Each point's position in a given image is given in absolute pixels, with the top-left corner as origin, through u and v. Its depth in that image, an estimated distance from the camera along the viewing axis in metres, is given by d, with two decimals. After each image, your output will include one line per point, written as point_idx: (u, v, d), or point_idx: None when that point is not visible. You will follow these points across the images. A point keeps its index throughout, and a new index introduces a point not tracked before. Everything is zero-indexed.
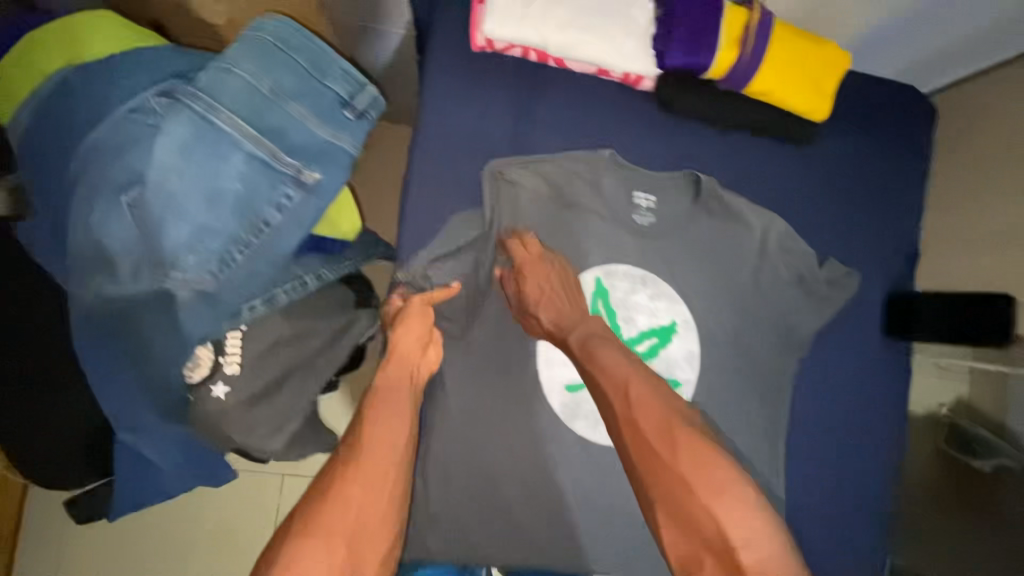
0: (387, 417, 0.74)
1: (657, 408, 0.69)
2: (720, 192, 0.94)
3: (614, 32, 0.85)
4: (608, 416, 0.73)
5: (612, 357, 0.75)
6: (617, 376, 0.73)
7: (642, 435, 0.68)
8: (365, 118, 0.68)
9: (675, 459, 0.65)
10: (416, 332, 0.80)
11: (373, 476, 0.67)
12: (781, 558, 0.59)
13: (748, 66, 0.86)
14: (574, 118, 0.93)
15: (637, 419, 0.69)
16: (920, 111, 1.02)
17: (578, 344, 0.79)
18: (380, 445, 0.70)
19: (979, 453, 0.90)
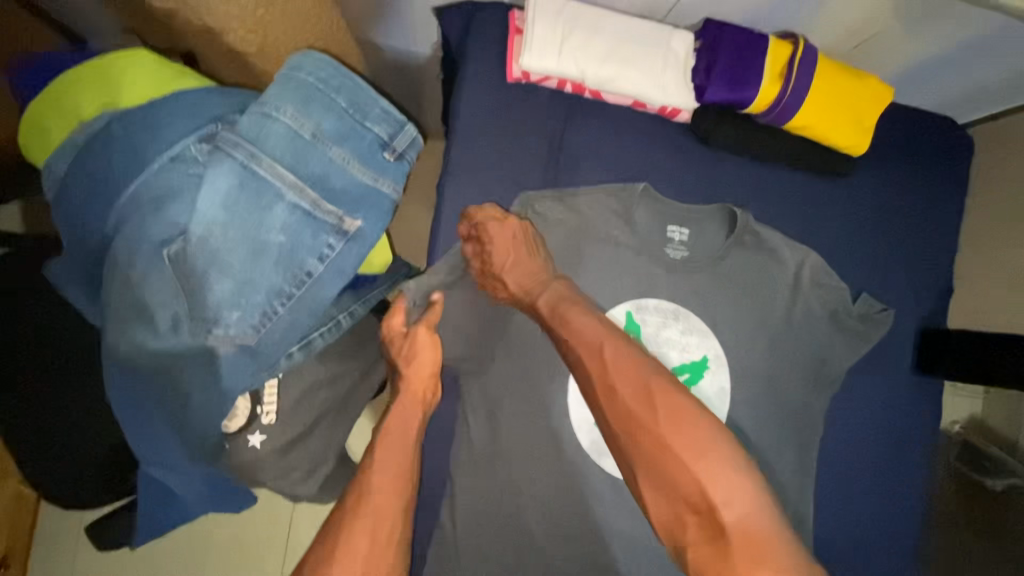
0: (382, 455, 0.69)
1: (631, 370, 0.65)
2: (755, 226, 0.92)
3: (653, 64, 0.83)
4: (582, 381, 0.69)
5: (582, 318, 0.72)
6: (590, 340, 0.69)
7: (617, 399, 0.64)
8: (404, 159, 0.67)
9: (652, 421, 0.61)
10: (425, 370, 0.75)
11: (372, 525, 0.61)
12: (768, 515, 0.57)
13: (791, 101, 0.84)
14: (608, 149, 0.92)
15: (614, 383, 0.65)
16: (956, 145, 1.00)
17: (548, 308, 0.77)
18: (376, 487, 0.65)
19: (991, 471, 0.99)
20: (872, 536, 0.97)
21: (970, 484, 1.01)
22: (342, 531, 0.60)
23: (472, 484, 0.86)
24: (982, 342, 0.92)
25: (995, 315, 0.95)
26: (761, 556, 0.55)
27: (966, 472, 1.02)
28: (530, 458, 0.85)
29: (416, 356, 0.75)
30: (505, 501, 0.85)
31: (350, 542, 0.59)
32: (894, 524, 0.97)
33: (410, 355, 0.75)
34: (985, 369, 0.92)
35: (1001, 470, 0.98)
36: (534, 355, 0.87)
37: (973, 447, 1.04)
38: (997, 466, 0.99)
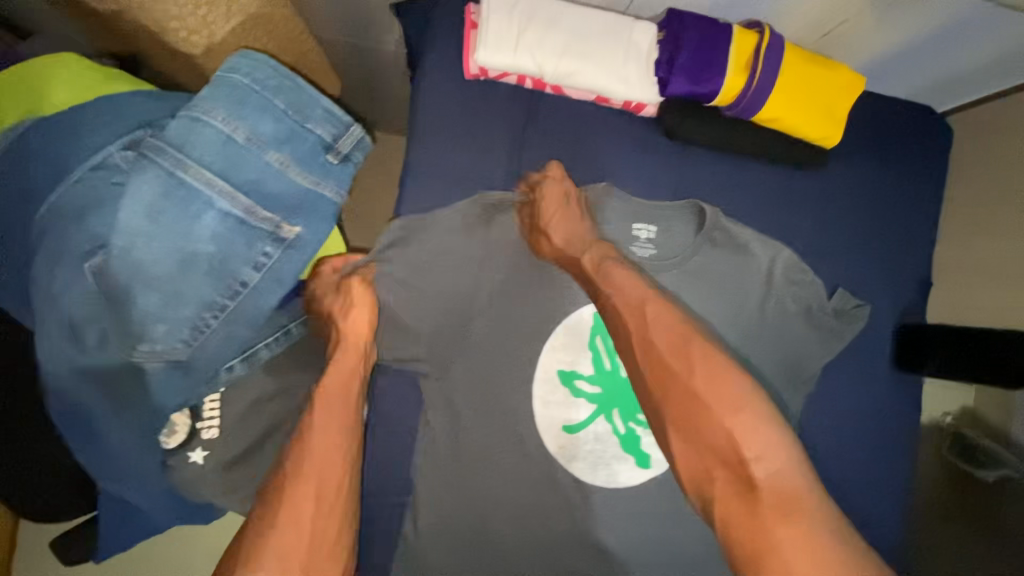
0: (319, 412, 0.67)
1: (672, 330, 0.70)
2: (726, 222, 0.90)
3: (615, 59, 0.81)
4: (618, 333, 0.73)
5: (619, 275, 0.76)
6: (628, 299, 0.73)
7: (656, 352, 0.69)
8: (349, 161, 0.65)
9: (689, 374, 0.66)
10: (355, 324, 0.71)
11: (308, 488, 0.62)
12: (797, 472, 0.60)
13: (757, 92, 0.81)
14: (571, 147, 0.89)
15: (653, 340, 0.70)
16: (933, 134, 0.98)
17: (592, 264, 0.79)
18: (312, 450, 0.65)
19: (983, 463, 0.93)
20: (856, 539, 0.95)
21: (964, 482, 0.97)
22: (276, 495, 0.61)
23: (438, 495, 0.84)
24: (968, 339, 0.88)
25: (976, 309, 0.93)
26: (791, 507, 0.58)
27: (961, 468, 0.97)
28: (499, 463, 0.84)
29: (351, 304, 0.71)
30: (473, 510, 0.83)
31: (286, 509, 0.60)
32: (877, 527, 0.95)
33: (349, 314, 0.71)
34: (966, 365, 0.88)
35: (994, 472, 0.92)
36: (501, 360, 0.85)
37: (962, 440, 0.98)
38: (986, 461, 0.92)
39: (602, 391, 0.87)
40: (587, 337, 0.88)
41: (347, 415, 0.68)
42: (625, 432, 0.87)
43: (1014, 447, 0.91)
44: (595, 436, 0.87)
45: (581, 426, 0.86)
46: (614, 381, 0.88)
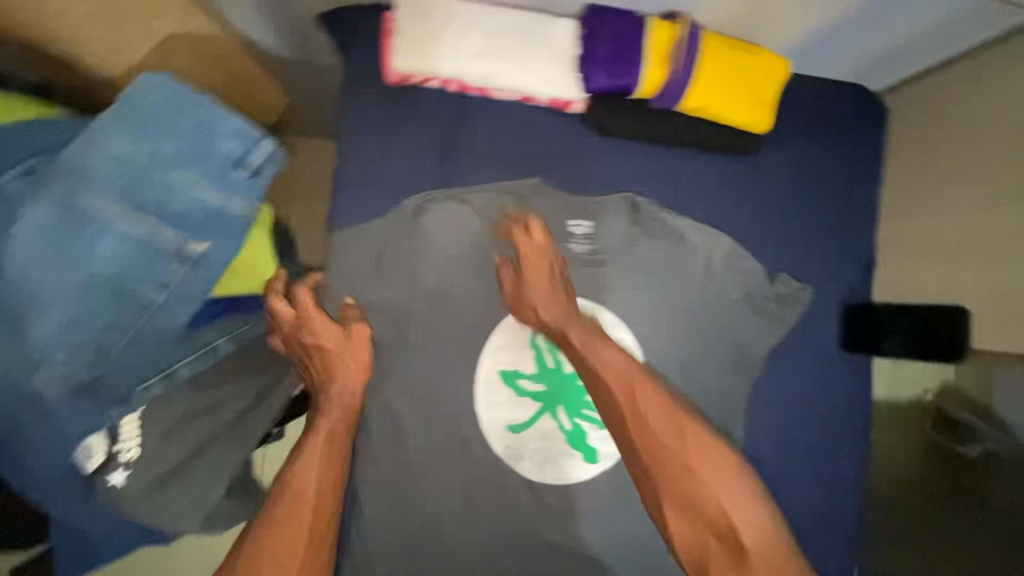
0: (310, 457, 0.73)
1: (662, 406, 0.69)
2: (658, 213, 0.91)
3: (536, 58, 0.80)
4: (609, 410, 0.71)
5: (607, 348, 0.74)
6: (615, 371, 0.72)
7: (648, 429, 0.67)
8: (260, 175, 0.65)
9: (683, 451, 0.65)
10: (351, 367, 0.79)
11: (298, 537, 0.66)
12: (786, 546, 0.62)
13: (677, 82, 0.81)
14: (503, 147, 0.88)
15: (646, 415, 0.68)
16: (868, 115, 0.99)
17: (581, 341, 0.75)
18: (304, 497, 0.69)
19: (965, 439, 0.86)
20: (810, 523, 0.95)
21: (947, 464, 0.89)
22: (264, 542, 0.64)
23: (386, 506, 0.83)
24: (920, 322, 0.87)
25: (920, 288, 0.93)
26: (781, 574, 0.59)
27: (943, 446, 0.90)
28: (445, 468, 0.84)
29: (349, 349, 0.79)
30: (419, 516, 0.84)
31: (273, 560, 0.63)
32: (830, 511, 0.96)
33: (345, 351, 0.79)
34: (917, 345, 0.88)
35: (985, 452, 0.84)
36: (441, 365, 0.85)
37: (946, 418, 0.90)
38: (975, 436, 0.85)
39: (546, 388, 0.88)
40: (528, 336, 0.88)
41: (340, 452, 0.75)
42: (571, 428, 0.88)
43: (1001, 424, 0.82)
44: (541, 433, 0.88)
45: (526, 425, 0.87)
46: (557, 378, 0.88)
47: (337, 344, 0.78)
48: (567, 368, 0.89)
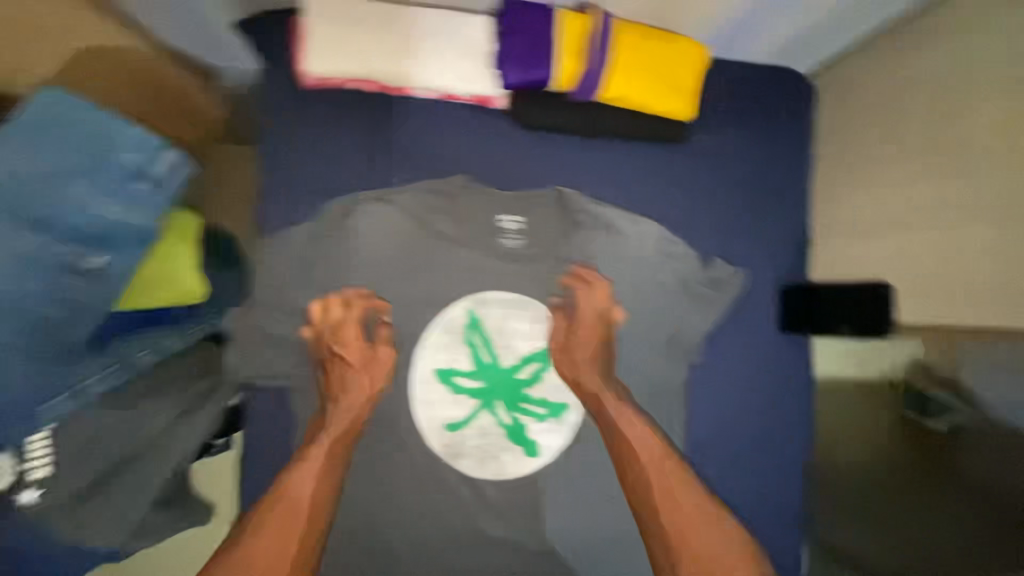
0: (308, 468, 0.77)
1: (682, 479, 0.79)
2: (586, 205, 0.92)
3: (450, 57, 0.82)
4: (631, 469, 0.81)
5: (640, 425, 0.84)
6: (646, 447, 0.81)
7: (668, 512, 0.77)
8: (163, 187, 0.64)
9: (692, 517, 0.76)
10: (366, 385, 0.81)
11: (284, 550, 0.72)
12: None
13: (592, 73, 0.81)
14: (426, 146, 0.88)
15: (672, 488, 0.78)
16: (794, 97, 1.00)
17: (615, 410, 0.85)
18: (297, 511, 0.74)
19: (932, 412, 0.75)
20: (759, 505, 0.97)
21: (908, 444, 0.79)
22: (253, 550, 0.70)
23: None
24: (855, 299, 0.85)
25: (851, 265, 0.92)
26: None
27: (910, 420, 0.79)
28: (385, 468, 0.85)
29: (369, 368, 0.82)
30: (361, 520, 0.84)
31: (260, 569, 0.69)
32: (779, 492, 0.97)
33: (350, 365, 0.81)
34: (846, 322, 0.86)
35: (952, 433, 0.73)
36: None
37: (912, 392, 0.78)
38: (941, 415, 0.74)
39: (483, 385, 0.88)
40: (464, 334, 0.88)
41: (334, 464, 0.79)
42: (510, 422, 0.89)
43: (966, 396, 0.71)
44: (481, 430, 0.88)
45: (464, 423, 0.87)
46: (494, 374, 0.89)
47: (360, 361, 0.82)
48: (504, 363, 0.89)
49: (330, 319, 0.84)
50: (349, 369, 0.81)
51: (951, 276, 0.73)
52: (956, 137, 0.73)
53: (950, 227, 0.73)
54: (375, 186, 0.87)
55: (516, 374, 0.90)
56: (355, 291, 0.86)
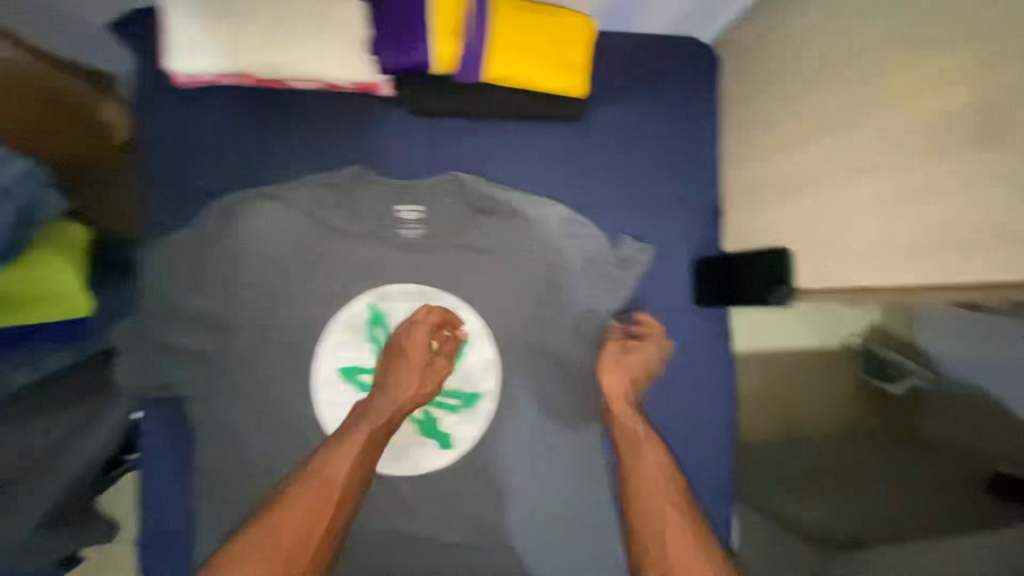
0: (349, 448, 0.73)
1: (686, 525, 0.75)
2: (485, 188, 0.90)
3: (324, 43, 0.77)
4: (641, 493, 0.79)
5: (650, 456, 0.82)
6: (649, 477, 0.80)
7: (664, 544, 0.74)
8: (10, 193, 0.60)
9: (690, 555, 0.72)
10: (416, 382, 0.80)
11: (311, 529, 0.67)
12: None
13: (471, 54, 0.80)
14: (312, 138, 0.85)
15: (660, 520, 0.76)
16: (694, 68, 0.99)
17: (640, 426, 0.85)
18: (329, 491, 0.70)
19: (893, 377, 0.98)
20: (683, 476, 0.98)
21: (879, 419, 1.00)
22: (280, 518, 0.67)
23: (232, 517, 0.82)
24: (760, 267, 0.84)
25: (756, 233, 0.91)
26: None
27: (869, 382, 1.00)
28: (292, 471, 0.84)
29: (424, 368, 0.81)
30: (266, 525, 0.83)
31: (287, 548, 0.65)
32: (702, 465, 0.98)
33: (398, 370, 0.81)
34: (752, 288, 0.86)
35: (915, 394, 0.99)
36: (275, 369, 0.84)
37: (872, 358, 0.99)
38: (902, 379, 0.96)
39: None
40: (366, 329, 0.87)
41: (370, 454, 0.74)
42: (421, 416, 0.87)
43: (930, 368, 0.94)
44: None
45: None
46: None
47: (421, 368, 0.81)
48: None
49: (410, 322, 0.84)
50: (398, 374, 0.80)
51: (830, 239, 0.73)
52: (834, 98, 0.72)
53: (831, 189, 0.73)
54: (263, 184, 0.84)
55: None
56: (426, 308, 0.85)
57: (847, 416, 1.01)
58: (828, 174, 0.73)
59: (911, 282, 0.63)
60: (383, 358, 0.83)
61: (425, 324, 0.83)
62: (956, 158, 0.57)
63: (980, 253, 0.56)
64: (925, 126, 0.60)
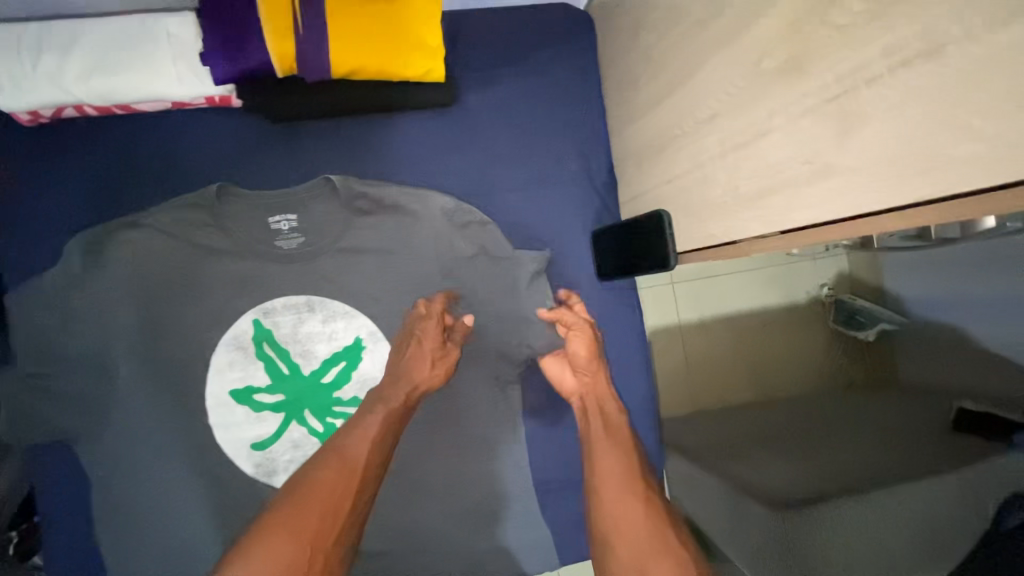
0: (366, 429, 0.76)
1: (633, 478, 0.77)
2: (362, 187, 0.87)
3: (153, 61, 0.75)
4: (598, 466, 0.79)
5: (616, 446, 0.81)
6: (614, 473, 0.78)
7: (626, 529, 0.72)
8: None
9: (645, 516, 0.73)
10: (427, 368, 0.82)
11: (336, 507, 0.69)
12: None
13: (310, 52, 0.76)
14: (174, 162, 0.84)
15: (605, 469, 0.78)
16: (571, 38, 0.95)
17: (594, 407, 0.85)
18: (350, 470, 0.72)
19: (862, 322, 1.24)
20: None
21: (859, 372, 1.31)
22: (315, 487, 0.70)
23: (136, 549, 0.82)
24: (647, 233, 0.78)
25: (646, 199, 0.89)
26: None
27: (848, 332, 1.28)
28: (195, 496, 0.83)
29: (438, 358, 0.84)
30: (171, 554, 0.82)
31: (315, 520, 0.67)
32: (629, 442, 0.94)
33: (412, 350, 0.83)
34: (643, 257, 0.80)
35: (890, 339, 1.29)
36: (160, 400, 0.82)
37: (842, 308, 1.28)
38: (874, 326, 1.22)
39: (286, 397, 0.85)
40: (254, 347, 0.85)
41: (387, 434, 0.77)
42: (323, 429, 0.85)
43: (889, 299, 1.25)
44: (293, 442, 0.85)
45: (272, 439, 0.84)
46: (295, 383, 0.85)
47: (434, 352, 0.83)
48: (306, 370, 0.86)
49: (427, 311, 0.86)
50: (415, 358, 0.82)
51: (693, 197, 0.70)
52: (678, 48, 0.68)
53: (685, 145, 0.70)
54: (128, 215, 0.83)
55: (321, 378, 0.86)
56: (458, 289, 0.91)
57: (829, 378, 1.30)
58: (683, 128, 0.69)
59: (755, 230, 0.59)
60: (398, 346, 0.85)
61: (433, 313, 0.85)
62: (766, 95, 0.53)
63: (800, 192, 0.51)
64: (743, 65, 0.56)
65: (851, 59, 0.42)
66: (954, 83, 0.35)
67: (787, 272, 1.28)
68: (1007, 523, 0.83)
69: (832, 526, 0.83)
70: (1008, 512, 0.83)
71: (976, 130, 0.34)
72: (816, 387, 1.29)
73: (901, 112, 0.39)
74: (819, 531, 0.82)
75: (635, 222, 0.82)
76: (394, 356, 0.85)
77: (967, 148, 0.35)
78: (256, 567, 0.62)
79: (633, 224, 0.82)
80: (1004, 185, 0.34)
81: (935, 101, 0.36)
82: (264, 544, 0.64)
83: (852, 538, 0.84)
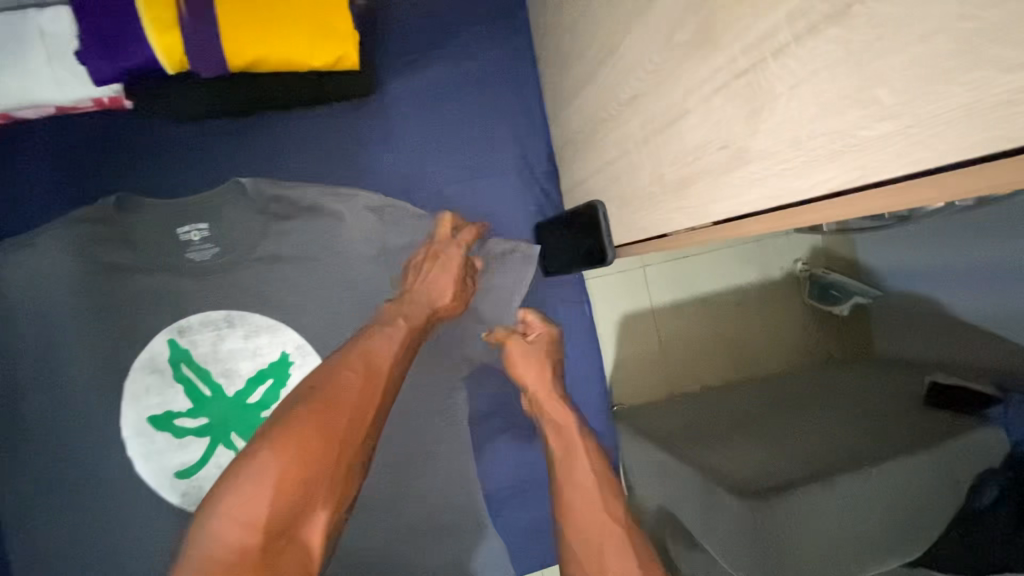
0: (388, 341, 0.73)
1: (601, 494, 0.77)
2: (275, 189, 0.81)
3: (28, 62, 0.68)
4: (567, 480, 0.79)
5: (583, 460, 0.80)
6: (582, 486, 0.78)
7: (590, 538, 0.73)
8: None
9: (608, 537, 0.73)
10: (448, 291, 0.81)
11: (365, 408, 0.67)
12: None
13: (199, 47, 0.68)
14: (70, 173, 0.78)
15: (574, 486, 0.78)
16: (501, 16, 0.89)
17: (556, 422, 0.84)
18: (376, 374, 0.69)
19: (840, 299, 1.19)
20: None
21: (837, 344, 1.26)
22: (343, 383, 0.66)
23: None
24: (583, 224, 0.74)
25: None
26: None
27: (822, 308, 1.23)
28: (114, 533, 0.76)
29: (454, 280, 0.81)
30: None
31: (343, 423, 0.64)
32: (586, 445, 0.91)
33: (430, 277, 0.80)
34: (579, 248, 0.76)
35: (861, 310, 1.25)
36: (69, 432, 0.76)
37: (817, 283, 1.22)
38: (848, 300, 1.18)
39: (210, 420, 0.79)
40: (171, 370, 0.78)
41: (406, 348, 0.75)
42: None
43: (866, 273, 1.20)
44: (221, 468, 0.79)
45: (197, 466, 0.78)
46: (219, 406, 0.79)
47: (456, 279, 0.82)
48: (231, 391, 0.79)
49: (445, 237, 0.83)
50: (433, 284, 0.80)
51: (623, 185, 0.65)
52: (598, 22, 0.62)
53: (612, 128, 0.64)
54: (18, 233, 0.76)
55: (247, 399, 0.80)
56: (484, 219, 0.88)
57: (811, 354, 1.25)
58: (609, 110, 0.64)
59: (683, 222, 0.53)
60: (416, 266, 0.82)
61: (461, 243, 0.83)
62: (678, 72, 0.47)
63: (720, 180, 0.45)
64: (656, 38, 0.50)
65: (755, 26, 0.36)
66: (862, 49, 0.29)
67: (764, 250, 1.23)
68: (980, 501, 0.78)
69: (802, 515, 0.75)
70: (982, 488, 0.78)
71: (886, 106, 0.29)
72: (792, 365, 1.24)
73: (810, 87, 0.33)
74: (792, 510, 0.75)
75: (568, 212, 0.77)
76: (409, 272, 0.82)
77: (879, 128, 0.30)
78: (280, 463, 0.59)
79: (566, 214, 0.78)
80: (923, 172, 0.29)
81: (842, 74, 0.31)
82: (296, 434, 0.61)
83: (846, 513, 0.76)
